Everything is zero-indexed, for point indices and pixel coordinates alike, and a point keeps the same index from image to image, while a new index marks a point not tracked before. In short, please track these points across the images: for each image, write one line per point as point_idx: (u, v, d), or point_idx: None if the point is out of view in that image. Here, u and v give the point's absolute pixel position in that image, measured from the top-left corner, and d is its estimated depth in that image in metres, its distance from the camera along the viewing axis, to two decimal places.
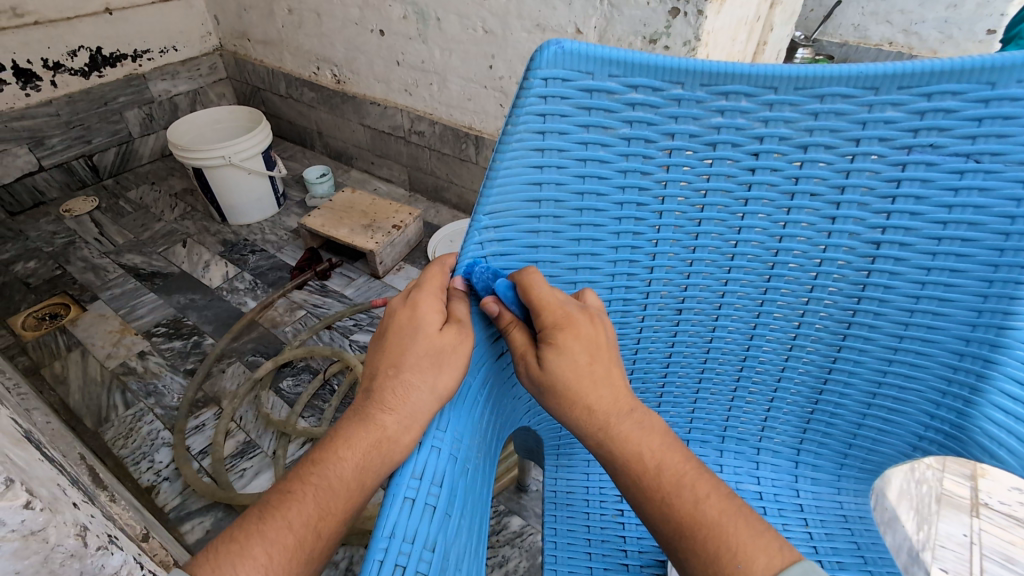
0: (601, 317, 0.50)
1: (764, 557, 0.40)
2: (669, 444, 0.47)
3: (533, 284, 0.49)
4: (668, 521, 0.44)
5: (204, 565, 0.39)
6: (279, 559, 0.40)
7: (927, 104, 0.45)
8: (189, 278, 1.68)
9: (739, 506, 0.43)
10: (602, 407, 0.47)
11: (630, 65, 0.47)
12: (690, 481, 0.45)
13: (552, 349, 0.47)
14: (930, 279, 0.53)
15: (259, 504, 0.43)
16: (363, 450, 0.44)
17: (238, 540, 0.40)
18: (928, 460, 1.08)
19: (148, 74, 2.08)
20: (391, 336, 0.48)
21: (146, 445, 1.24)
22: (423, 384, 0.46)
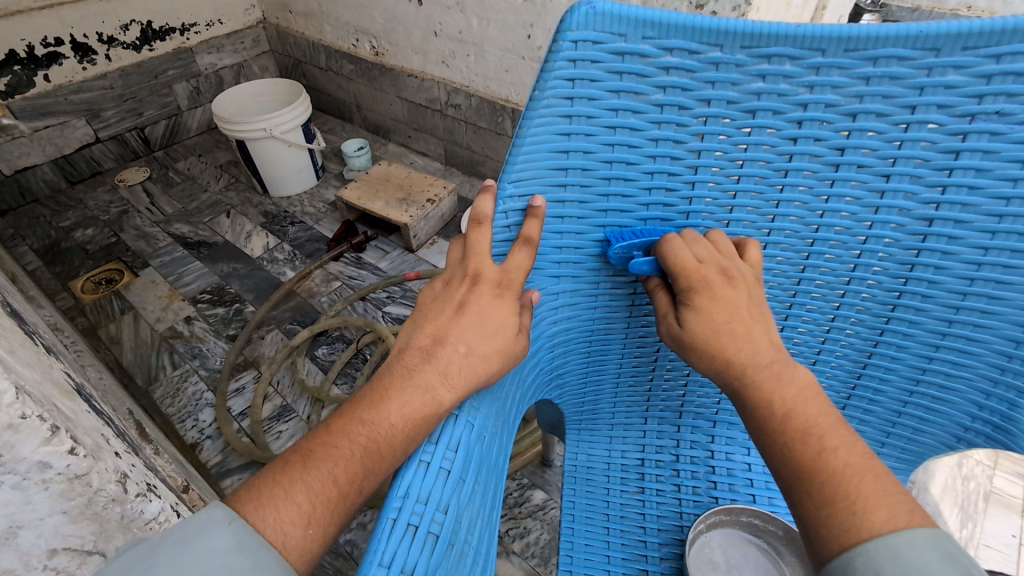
0: (740, 276, 0.49)
1: (886, 512, 0.38)
2: (811, 393, 0.45)
3: (677, 249, 0.49)
4: (792, 465, 0.42)
5: (249, 503, 0.39)
6: (321, 506, 0.40)
7: (996, 67, 0.41)
8: (233, 248, 1.74)
9: (872, 461, 0.40)
10: (752, 356, 0.47)
11: (664, 26, 0.44)
12: (820, 431, 0.42)
13: (693, 310, 0.48)
14: (986, 260, 0.49)
15: (297, 448, 0.43)
16: (410, 408, 0.44)
17: (280, 486, 0.40)
18: (978, 455, 1.01)
19: (195, 48, 2.13)
20: (428, 306, 0.50)
21: (191, 404, 1.30)
22: (471, 352, 0.47)
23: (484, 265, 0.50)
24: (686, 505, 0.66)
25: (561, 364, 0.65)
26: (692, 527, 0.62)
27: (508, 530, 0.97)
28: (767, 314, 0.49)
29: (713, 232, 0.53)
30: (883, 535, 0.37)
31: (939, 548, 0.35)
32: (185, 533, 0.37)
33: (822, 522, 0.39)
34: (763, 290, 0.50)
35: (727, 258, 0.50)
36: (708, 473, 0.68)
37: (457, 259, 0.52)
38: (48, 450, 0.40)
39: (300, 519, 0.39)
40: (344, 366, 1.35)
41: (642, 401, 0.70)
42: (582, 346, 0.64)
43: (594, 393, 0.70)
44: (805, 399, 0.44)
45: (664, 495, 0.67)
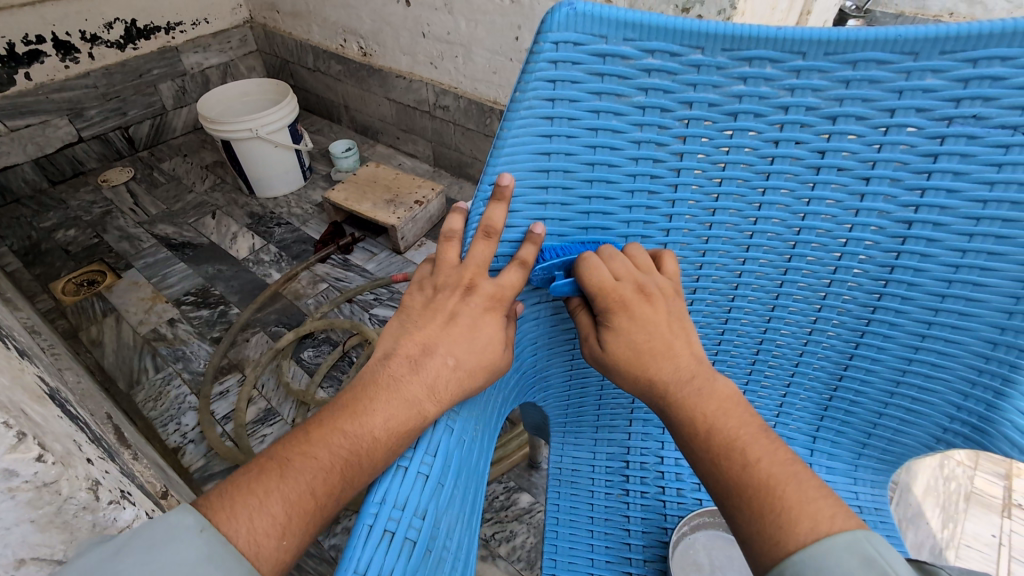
0: (658, 289, 0.49)
1: (809, 521, 0.38)
2: (728, 407, 0.45)
3: (595, 268, 0.48)
4: (719, 479, 0.43)
5: (221, 511, 0.38)
6: (297, 517, 0.39)
7: (972, 71, 0.41)
8: (218, 249, 1.72)
9: (793, 468, 0.41)
10: (668, 376, 0.46)
11: (646, 27, 0.44)
12: (742, 443, 0.43)
13: (612, 331, 0.48)
14: (964, 263, 0.49)
15: (274, 455, 0.42)
16: (395, 421, 0.43)
17: (257, 495, 0.39)
18: (959, 456, 1.02)
19: (181, 47, 2.11)
20: (416, 313, 0.49)
21: (174, 408, 1.28)
22: (460, 365, 0.46)
23: (479, 277, 0.50)
24: (670, 507, 0.66)
25: (545, 367, 0.65)
26: (676, 528, 0.62)
27: (494, 533, 0.97)
28: (689, 327, 0.50)
29: (631, 245, 0.52)
30: (807, 547, 0.38)
31: (857, 552, 0.37)
32: (154, 536, 0.37)
33: (752, 535, 0.40)
34: (683, 299, 0.50)
35: (646, 272, 0.50)
36: (692, 475, 0.68)
37: (455, 263, 0.51)
38: (14, 457, 0.39)
39: (274, 530, 0.38)
40: (329, 369, 1.34)
41: (627, 403, 0.70)
42: (566, 348, 0.64)
43: (578, 395, 0.69)
44: (724, 412, 0.44)
45: (648, 498, 0.66)
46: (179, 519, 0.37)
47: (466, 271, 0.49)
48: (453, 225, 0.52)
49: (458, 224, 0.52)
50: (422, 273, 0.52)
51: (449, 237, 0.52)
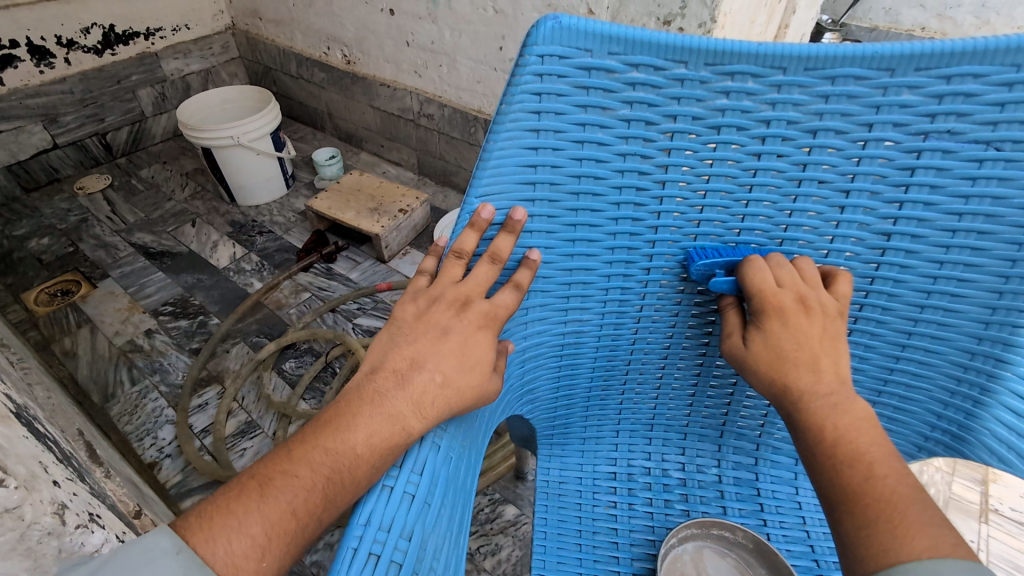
0: (822, 306, 0.48)
1: (928, 539, 0.37)
2: (865, 424, 0.44)
3: (758, 272, 0.49)
4: (836, 485, 0.43)
5: (198, 533, 0.37)
6: (276, 538, 0.38)
7: (947, 87, 0.42)
8: (198, 258, 1.69)
9: (920, 492, 0.40)
10: (814, 387, 0.46)
11: (630, 41, 0.44)
12: (870, 458, 0.42)
13: (761, 332, 0.49)
14: (941, 273, 0.50)
15: (253, 474, 0.41)
16: (378, 438, 0.42)
17: (237, 514, 0.38)
18: (937, 461, 1.04)
19: (161, 53, 2.08)
20: (406, 327, 0.48)
21: (150, 422, 1.25)
22: (448, 382, 0.45)
23: (475, 296, 0.49)
24: (658, 519, 0.65)
25: (532, 379, 0.63)
26: (664, 541, 0.62)
27: (479, 547, 0.95)
28: (841, 345, 0.48)
29: (773, 253, 0.52)
30: (920, 561, 0.36)
31: (964, 574, 0.35)
32: (130, 560, 0.36)
33: (860, 544, 0.40)
34: (847, 322, 0.49)
35: (811, 286, 0.49)
36: (679, 485, 0.68)
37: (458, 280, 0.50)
38: None
39: (253, 552, 0.37)
40: (312, 380, 1.32)
41: (614, 416, 0.70)
42: (553, 360, 0.63)
43: (565, 407, 0.69)
44: (858, 428, 0.44)
45: (637, 510, 0.66)
46: (155, 542, 0.37)
47: (464, 288, 0.49)
48: (464, 243, 0.50)
49: (470, 242, 0.50)
50: (417, 286, 0.51)
51: (456, 254, 0.50)
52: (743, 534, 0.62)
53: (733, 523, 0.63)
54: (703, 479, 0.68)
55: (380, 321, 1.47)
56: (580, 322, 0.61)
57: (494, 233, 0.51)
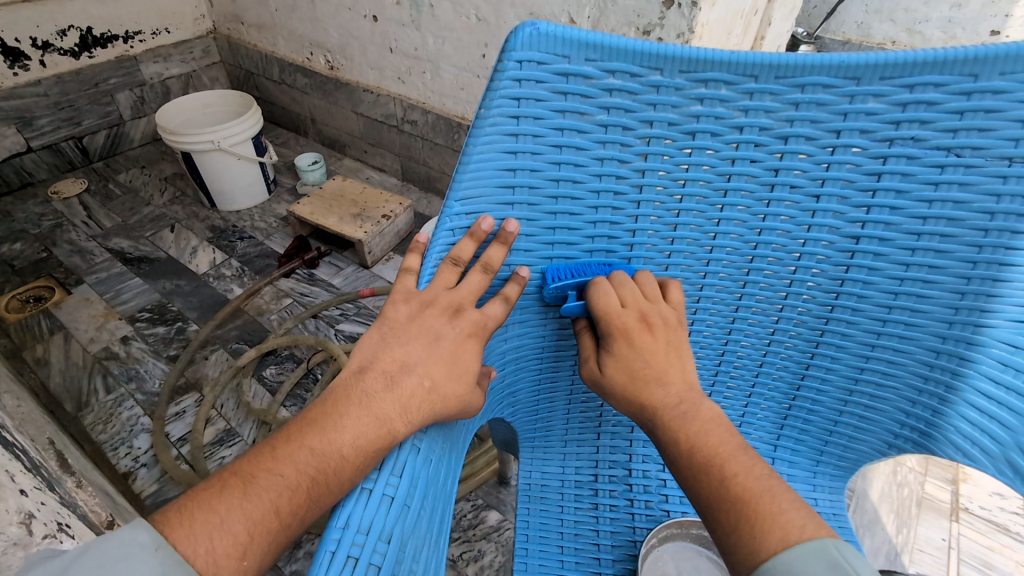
0: (661, 318, 0.51)
1: (780, 530, 0.39)
2: (711, 425, 0.46)
3: (604, 288, 0.51)
4: (702, 491, 0.44)
5: (179, 528, 0.37)
6: (258, 537, 0.38)
7: (909, 96, 0.44)
8: (176, 264, 1.66)
9: (769, 481, 0.42)
10: (669, 400, 0.48)
11: (606, 49, 0.45)
12: (721, 459, 0.44)
13: (612, 355, 0.50)
14: (908, 275, 0.51)
15: (236, 470, 0.40)
16: (366, 439, 0.42)
17: (218, 511, 0.38)
18: (911, 462, 1.06)
19: (140, 56, 2.05)
20: (397, 329, 0.47)
21: (126, 430, 1.23)
22: (435, 388, 0.45)
23: (467, 304, 0.50)
24: (639, 520, 0.65)
25: (514, 381, 0.64)
26: (645, 541, 0.62)
27: (461, 553, 0.95)
28: (687, 354, 0.51)
29: (619, 270, 0.53)
30: (776, 555, 0.38)
31: (824, 558, 0.37)
32: (106, 554, 0.35)
33: (730, 549, 0.41)
34: (685, 329, 0.52)
35: (652, 302, 0.52)
36: (660, 486, 0.68)
37: (451, 288, 0.50)
38: None
39: (233, 550, 0.37)
40: (293, 388, 1.30)
41: (596, 417, 0.70)
42: (534, 361, 0.63)
43: (546, 411, 0.68)
44: (706, 432, 0.45)
45: (617, 511, 0.66)
46: (133, 539, 0.36)
47: (457, 295, 0.49)
48: (461, 250, 0.50)
49: (466, 251, 0.50)
50: (407, 286, 0.50)
51: (452, 261, 0.50)
52: None
53: None
54: None
55: (363, 327, 1.45)
56: (561, 324, 0.61)
57: (486, 246, 0.52)
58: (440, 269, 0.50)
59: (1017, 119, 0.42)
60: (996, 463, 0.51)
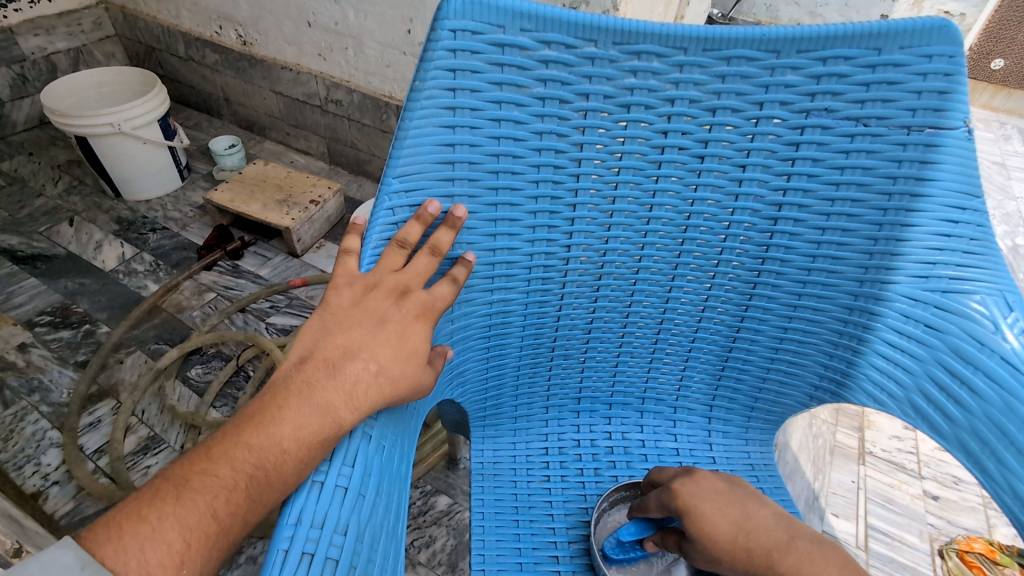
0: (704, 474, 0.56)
1: None
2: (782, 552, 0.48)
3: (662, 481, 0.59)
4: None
5: (107, 543, 0.34)
6: (195, 542, 0.35)
7: (823, 68, 0.46)
8: (79, 261, 1.51)
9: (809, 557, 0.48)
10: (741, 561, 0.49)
11: (542, 18, 0.44)
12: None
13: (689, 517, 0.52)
14: (824, 239, 0.54)
15: (170, 476, 0.38)
16: (308, 430, 0.40)
17: (150, 519, 0.35)
18: (824, 414, 1.16)
19: (16, 27, 1.81)
20: (340, 315, 0.45)
21: (31, 447, 1.11)
22: (382, 372, 0.43)
23: (414, 285, 0.47)
24: (589, 487, 0.65)
25: (461, 362, 0.61)
26: (597, 507, 0.62)
27: (413, 540, 0.95)
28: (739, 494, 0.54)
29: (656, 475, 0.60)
30: None
31: None
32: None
33: None
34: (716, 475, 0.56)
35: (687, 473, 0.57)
36: (607, 453, 0.68)
37: (398, 271, 0.47)
38: None
39: (168, 561, 0.34)
40: (222, 387, 1.23)
41: (543, 392, 0.70)
42: (481, 342, 0.62)
43: (494, 390, 0.67)
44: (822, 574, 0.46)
45: (569, 480, 0.65)
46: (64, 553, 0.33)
47: (404, 276, 0.47)
48: (407, 233, 0.48)
49: (413, 233, 0.48)
50: (350, 270, 0.47)
51: (398, 243, 0.47)
52: None
53: None
54: (628, 445, 0.69)
55: (296, 319, 1.39)
56: (506, 300, 0.59)
57: (432, 229, 0.50)
58: (386, 251, 0.48)
59: (914, 90, 0.46)
60: (901, 406, 0.54)
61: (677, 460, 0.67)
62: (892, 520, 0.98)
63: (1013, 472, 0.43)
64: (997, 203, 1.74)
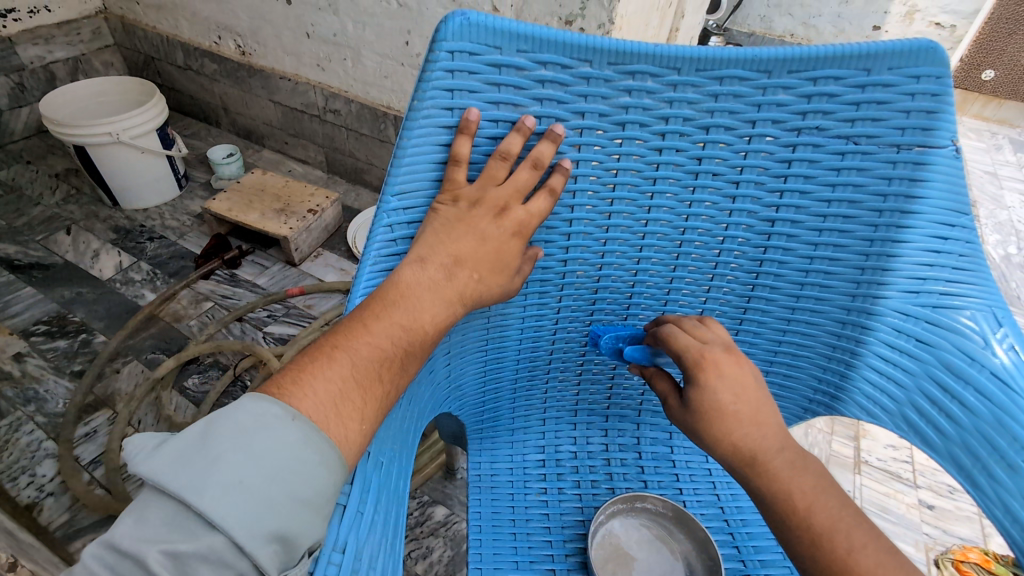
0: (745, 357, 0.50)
1: None
2: (793, 465, 0.45)
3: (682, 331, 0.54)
4: (794, 532, 0.43)
5: (300, 397, 0.39)
6: (372, 402, 0.41)
7: (813, 88, 0.47)
8: (75, 270, 1.51)
9: (847, 511, 0.42)
10: (749, 441, 0.46)
11: (537, 40, 0.45)
12: (844, 527, 0.42)
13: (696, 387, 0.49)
14: (817, 254, 0.55)
15: (316, 346, 0.41)
16: (442, 318, 0.45)
17: (317, 381, 0.40)
18: (820, 423, 1.16)
19: (15, 37, 1.82)
20: (448, 227, 0.46)
21: (26, 458, 1.11)
22: (482, 280, 0.47)
23: (513, 203, 0.48)
24: (586, 500, 0.65)
25: (458, 376, 0.61)
26: (594, 519, 0.62)
27: (410, 551, 0.94)
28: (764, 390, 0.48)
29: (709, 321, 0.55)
30: None
31: None
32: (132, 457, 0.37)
33: None
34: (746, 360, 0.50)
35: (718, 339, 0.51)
36: (604, 466, 0.68)
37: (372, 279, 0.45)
38: None
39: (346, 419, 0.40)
40: (219, 397, 1.22)
41: (540, 404, 0.70)
42: (478, 355, 0.62)
43: (492, 402, 0.68)
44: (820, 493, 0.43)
45: (565, 493, 0.66)
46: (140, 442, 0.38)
47: (502, 194, 0.47)
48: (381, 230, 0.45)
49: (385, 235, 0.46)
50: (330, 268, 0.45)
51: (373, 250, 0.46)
52: (663, 504, 0.64)
53: (656, 494, 0.65)
54: (624, 457, 0.69)
55: (293, 328, 1.39)
56: (503, 315, 0.60)
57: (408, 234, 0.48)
58: (488, 164, 0.48)
59: (903, 110, 0.47)
60: (893, 420, 0.54)
61: (674, 472, 0.68)
62: (887, 530, 0.99)
63: (1003, 485, 0.44)
64: (989, 213, 1.76)
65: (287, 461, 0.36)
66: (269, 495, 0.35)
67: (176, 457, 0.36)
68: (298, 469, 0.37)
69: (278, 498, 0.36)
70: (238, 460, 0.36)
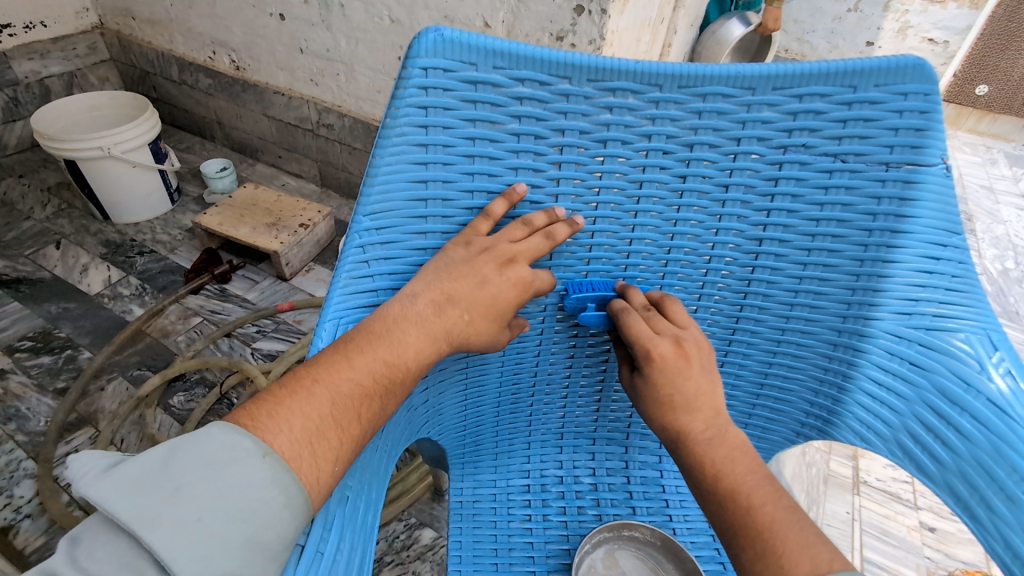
0: (694, 341, 0.50)
1: (809, 564, 0.38)
2: (739, 452, 0.46)
3: (673, 309, 0.53)
4: (726, 516, 0.43)
5: (271, 434, 0.37)
6: (347, 441, 0.39)
7: (799, 105, 0.46)
8: (63, 284, 1.49)
9: (796, 513, 0.41)
10: (697, 428, 0.47)
11: (515, 56, 0.44)
12: (746, 489, 0.43)
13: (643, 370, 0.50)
14: (806, 274, 0.53)
15: (296, 379, 0.40)
16: (427, 355, 0.44)
17: (291, 415, 0.38)
18: (817, 442, 1.14)
19: (10, 52, 1.81)
20: (450, 266, 0.46)
21: (4, 478, 1.08)
22: (472, 323, 0.46)
23: (520, 258, 0.48)
24: (573, 527, 0.63)
25: (438, 400, 0.59)
26: (579, 548, 0.60)
27: None
28: (713, 371, 0.50)
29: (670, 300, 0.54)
30: None
31: None
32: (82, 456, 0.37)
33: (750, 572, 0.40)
34: (708, 346, 0.51)
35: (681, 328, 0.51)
36: (591, 491, 0.66)
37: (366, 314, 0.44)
38: None
39: (317, 459, 0.38)
40: (204, 415, 1.20)
41: (524, 427, 0.68)
42: (459, 376, 0.60)
43: (474, 425, 0.66)
44: (731, 460, 0.45)
45: (551, 520, 0.63)
46: (86, 464, 0.36)
47: (515, 248, 0.47)
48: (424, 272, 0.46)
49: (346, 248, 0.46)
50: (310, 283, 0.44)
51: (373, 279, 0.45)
52: (652, 532, 0.62)
53: (645, 523, 0.62)
54: (613, 481, 0.67)
55: (282, 344, 1.37)
56: None
57: (379, 248, 0.47)
58: (509, 225, 0.49)
59: (891, 127, 0.45)
60: (888, 446, 0.52)
61: (665, 498, 0.66)
62: (887, 554, 0.96)
63: (1002, 519, 0.42)
64: (985, 227, 1.75)
65: (250, 501, 0.35)
66: (226, 536, 0.34)
67: (135, 480, 0.34)
68: (260, 512, 0.35)
69: (233, 537, 0.34)
70: (198, 495, 0.34)
